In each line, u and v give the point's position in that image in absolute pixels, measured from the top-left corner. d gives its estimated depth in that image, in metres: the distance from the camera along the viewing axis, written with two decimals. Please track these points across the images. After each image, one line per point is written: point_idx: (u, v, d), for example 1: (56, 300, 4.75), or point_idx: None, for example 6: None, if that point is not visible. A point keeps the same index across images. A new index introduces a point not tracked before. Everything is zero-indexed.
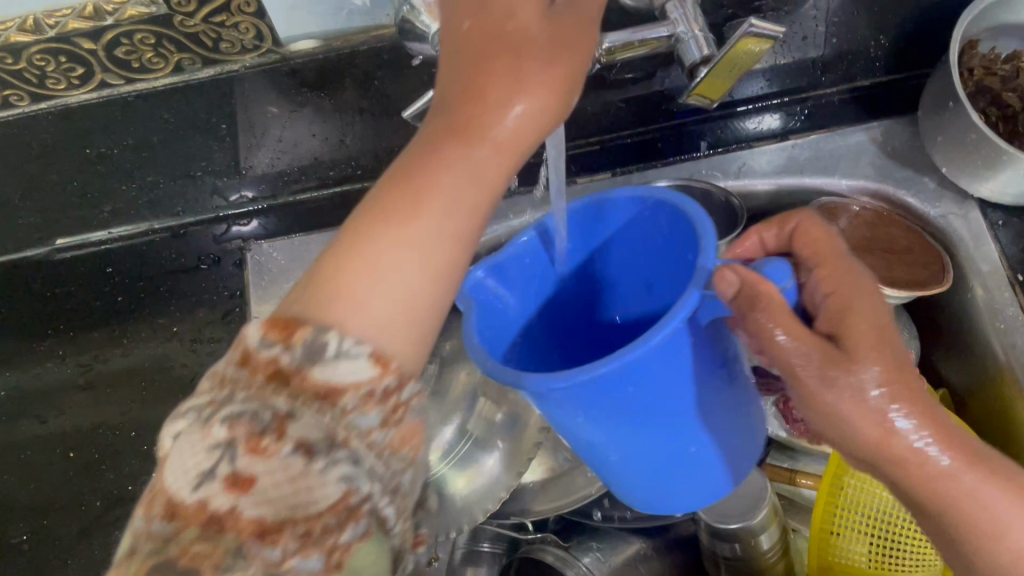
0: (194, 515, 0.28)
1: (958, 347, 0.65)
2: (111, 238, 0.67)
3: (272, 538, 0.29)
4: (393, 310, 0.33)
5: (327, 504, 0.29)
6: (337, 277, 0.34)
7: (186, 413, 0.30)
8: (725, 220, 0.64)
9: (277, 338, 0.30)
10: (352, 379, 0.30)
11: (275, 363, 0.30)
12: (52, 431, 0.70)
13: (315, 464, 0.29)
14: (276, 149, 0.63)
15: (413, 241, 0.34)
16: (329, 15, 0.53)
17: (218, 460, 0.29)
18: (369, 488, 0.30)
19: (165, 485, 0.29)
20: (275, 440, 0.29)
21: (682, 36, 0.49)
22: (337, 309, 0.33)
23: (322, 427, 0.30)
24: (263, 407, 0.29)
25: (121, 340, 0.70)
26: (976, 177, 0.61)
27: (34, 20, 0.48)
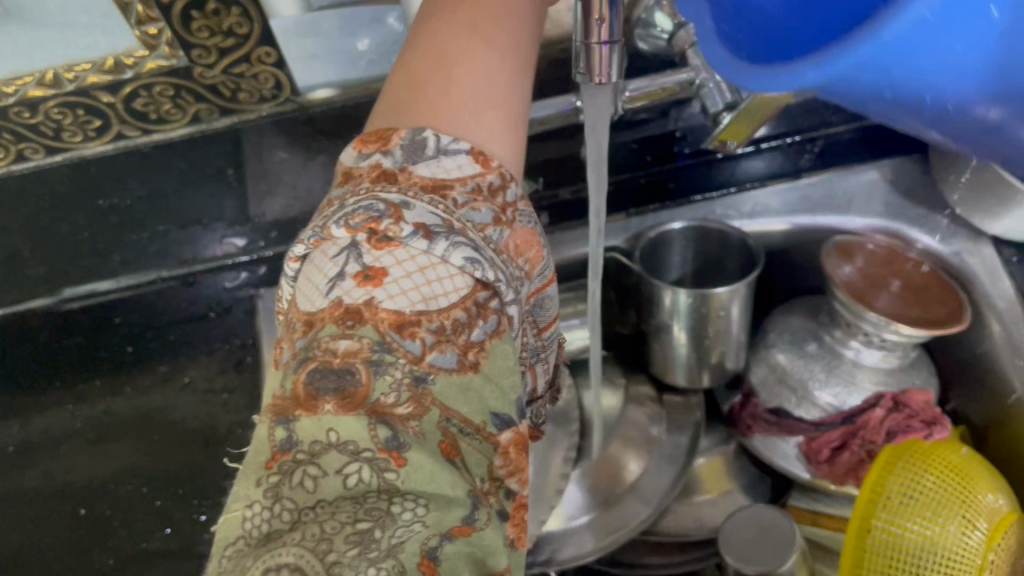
0: (330, 311, 0.31)
1: (972, 384, 0.65)
2: (116, 288, 0.65)
3: (409, 331, 0.31)
4: (493, 117, 0.36)
5: (456, 296, 0.32)
6: (418, 76, 0.37)
7: (308, 236, 0.33)
8: (742, 261, 0.64)
9: (375, 148, 0.35)
10: (457, 174, 0.35)
11: (381, 167, 0.34)
12: (59, 486, 0.63)
13: (437, 246, 0.32)
14: (290, 196, 0.63)
15: (484, 50, 0.37)
16: (346, 62, 0.53)
17: (347, 262, 0.32)
18: (493, 277, 0.33)
19: (303, 309, 0.32)
20: (396, 224, 0.32)
21: (704, 83, 0.49)
22: (429, 107, 0.36)
23: (439, 214, 0.33)
24: (376, 202, 0.33)
25: (127, 390, 0.68)
26: (989, 214, 0.62)
27: (54, 73, 0.48)
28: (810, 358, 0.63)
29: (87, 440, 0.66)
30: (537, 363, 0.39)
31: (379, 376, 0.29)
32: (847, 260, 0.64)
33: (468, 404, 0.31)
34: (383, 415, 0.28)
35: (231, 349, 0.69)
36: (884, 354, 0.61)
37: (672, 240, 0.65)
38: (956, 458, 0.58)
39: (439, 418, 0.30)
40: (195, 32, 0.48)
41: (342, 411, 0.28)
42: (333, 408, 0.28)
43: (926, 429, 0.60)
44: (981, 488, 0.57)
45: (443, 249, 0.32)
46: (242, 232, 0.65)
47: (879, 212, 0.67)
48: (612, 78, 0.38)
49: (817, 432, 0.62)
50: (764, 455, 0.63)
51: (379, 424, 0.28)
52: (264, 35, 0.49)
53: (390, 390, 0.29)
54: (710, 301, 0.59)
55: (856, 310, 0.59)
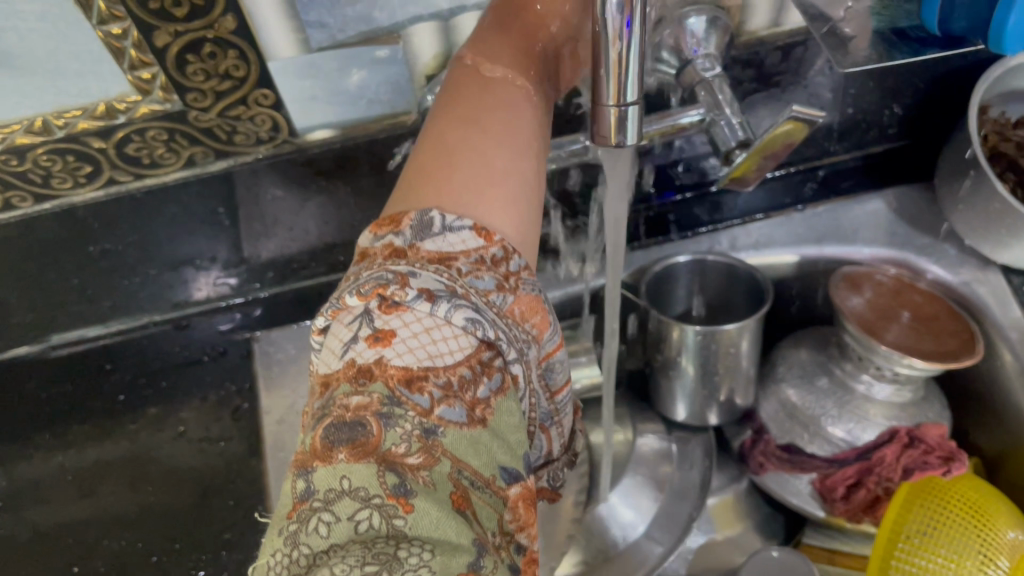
0: (345, 371, 0.30)
1: (986, 414, 0.64)
2: (106, 333, 0.64)
3: (418, 385, 0.29)
4: (499, 192, 0.35)
5: (460, 356, 0.30)
6: (427, 162, 0.35)
7: (326, 308, 0.32)
8: (753, 295, 0.62)
9: (387, 230, 0.33)
10: (461, 248, 0.33)
11: (392, 246, 0.33)
12: (40, 535, 0.59)
13: (440, 308, 0.30)
14: (287, 237, 0.61)
15: (486, 135, 0.36)
16: (346, 103, 0.52)
17: (359, 327, 0.31)
18: (495, 336, 0.31)
19: (321, 373, 0.31)
20: (401, 289, 0.30)
21: (716, 119, 0.48)
22: (439, 188, 0.34)
23: (443, 280, 0.31)
24: (385, 271, 0.31)
25: (113, 434, 0.64)
26: (998, 243, 0.61)
27: (43, 121, 0.47)
28: (821, 394, 0.62)
29: (77, 491, 0.61)
30: (551, 426, 0.38)
31: (389, 428, 0.28)
32: (856, 292, 0.63)
33: (478, 459, 0.29)
34: (392, 464, 0.27)
35: (228, 395, 0.65)
36: (895, 388, 0.60)
37: (677, 274, 0.63)
38: (978, 496, 0.57)
39: (449, 468, 0.28)
40: (190, 76, 0.47)
41: (354, 458, 0.27)
42: (345, 456, 0.27)
43: (944, 466, 0.59)
44: (998, 524, 0.56)
45: (445, 310, 0.30)
46: (237, 274, 0.63)
47: (884, 241, 0.66)
48: (631, 141, 0.36)
49: (831, 469, 0.60)
50: (777, 493, 0.62)
51: (387, 471, 0.27)
52: (262, 77, 0.48)
53: (401, 440, 0.28)
54: (720, 338, 0.58)
55: (868, 344, 0.58)
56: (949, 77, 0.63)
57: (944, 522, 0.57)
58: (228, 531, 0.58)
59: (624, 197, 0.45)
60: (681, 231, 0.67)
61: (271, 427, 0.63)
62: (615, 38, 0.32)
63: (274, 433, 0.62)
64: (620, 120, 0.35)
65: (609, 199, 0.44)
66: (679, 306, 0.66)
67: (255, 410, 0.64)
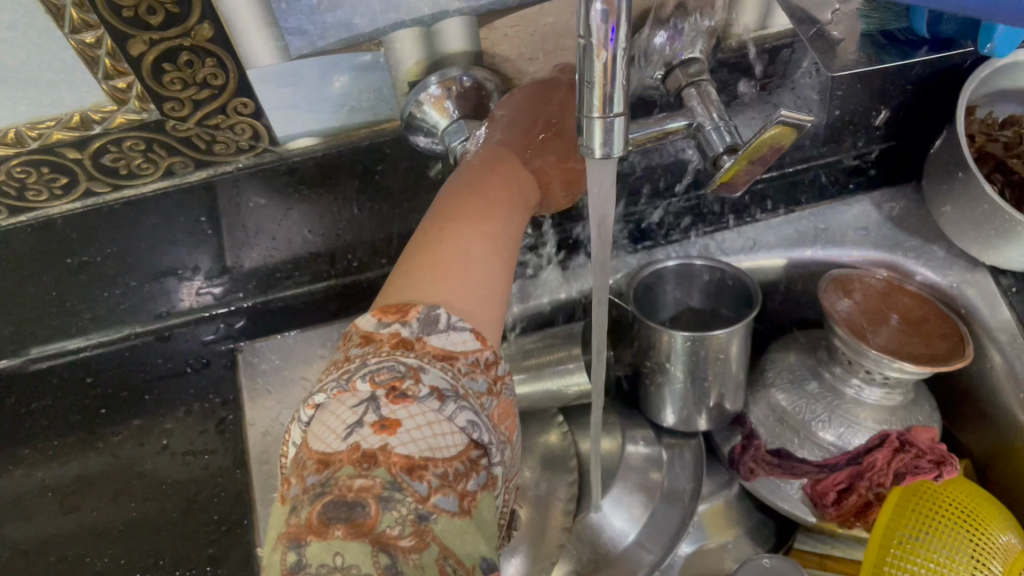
0: (347, 454, 0.30)
1: (977, 417, 0.64)
2: (87, 346, 0.63)
3: (418, 473, 0.30)
4: (486, 299, 0.38)
5: (454, 451, 0.31)
6: (435, 261, 0.38)
7: (328, 386, 0.33)
8: (741, 300, 0.62)
9: (394, 318, 0.35)
10: (462, 348, 0.34)
11: (398, 335, 0.34)
12: (19, 545, 0.57)
13: (446, 408, 0.32)
14: (270, 247, 0.60)
15: (477, 247, 0.40)
16: (327, 110, 0.51)
17: (364, 412, 0.31)
18: (487, 438, 0.33)
19: (315, 449, 0.31)
20: (415, 384, 0.32)
21: (702, 124, 0.47)
22: (446, 285, 0.37)
23: (449, 378, 0.33)
24: (397, 362, 0.32)
25: (96, 443, 0.63)
26: (987, 245, 0.60)
27: (16, 132, 0.46)
28: (811, 398, 0.61)
29: (57, 500, 0.60)
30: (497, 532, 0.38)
31: (388, 511, 0.29)
32: (845, 295, 0.63)
33: (462, 547, 0.30)
34: (386, 545, 0.28)
35: (212, 408, 0.64)
36: (885, 392, 0.60)
37: (664, 279, 0.63)
38: (972, 501, 0.57)
39: (438, 554, 0.29)
40: (167, 85, 0.46)
41: (349, 536, 0.28)
42: (342, 534, 0.28)
43: (935, 470, 0.57)
44: (991, 527, 0.56)
45: (451, 410, 0.32)
46: (221, 284, 0.62)
47: (871, 244, 0.66)
48: (617, 152, 0.36)
49: (822, 474, 0.60)
50: (766, 497, 0.62)
51: (381, 551, 0.28)
52: (241, 86, 0.47)
53: (396, 523, 0.29)
54: (708, 344, 0.57)
55: (858, 348, 0.58)
56: (936, 78, 0.63)
57: (935, 529, 0.56)
58: (213, 546, 0.56)
59: (608, 207, 0.44)
60: (668, 238, 0.66)
61: (255, 440, 0.61)
62: (600, 47, 0.31)
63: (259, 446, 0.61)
64: (605, 133, 0.34)
65: (593, 209, 0.43)
66: (667, 312, 0.66)
67: (241, 423, 0.62)
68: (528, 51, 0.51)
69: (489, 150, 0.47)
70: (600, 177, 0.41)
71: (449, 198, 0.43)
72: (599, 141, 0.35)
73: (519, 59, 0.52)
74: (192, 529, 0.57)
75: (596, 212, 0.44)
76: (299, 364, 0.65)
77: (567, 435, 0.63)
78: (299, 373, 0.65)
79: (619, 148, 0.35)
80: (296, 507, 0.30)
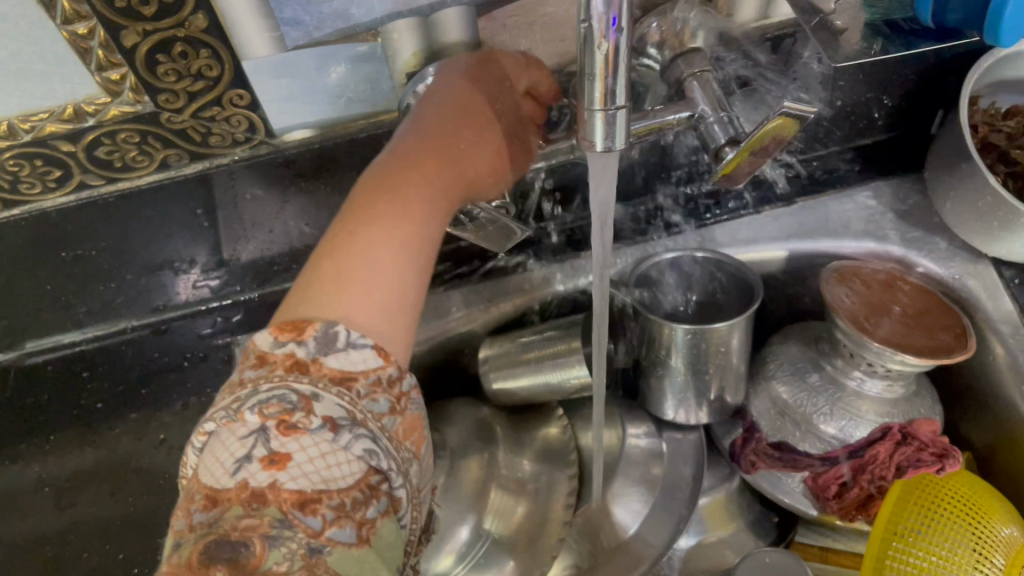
0: (236, 493, 0.31)
1: (979, 409, 0.63)
2: (83, 339, 0.62)
3: (311, 507, 0.31)
4: (393, 308, 0.38)
5: (351, 479, 0.32)
6: (336, 269, 0.38)
7: (218, 415, 0.33)
8: (742, 291, 0.61)
9: (290, 337, 0.35)
10: (362, 367, 0.35)
11: (294, 356, 0.34)
12: (17, 542, 0.58)
13: (341, 438, 0.33)
14: (267, 239, 0.60)
15: (389, 254, 0.40)
16: (325, 102, 0.50)
17: (254, 445, 0.32)
18: (386, 465, 0.34)
19: (203, 483, 0.32)
20: (305, 416, 0.33)
21: (705, 116, 0.46)
22: (347, 297, 0.37)
23: (344, 404, 0.34)
24: (289, 391, 0.33)
25: (88, 437, 0.63)
26: (990, 236, 0.60)
27: (9, 124, 0.46)
28: (813, 390, 0.61)
29: (51, 497, 0.61)
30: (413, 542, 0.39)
31: (275, 548, 0.30)
32: (847, 287, 0.62)
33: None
34: None
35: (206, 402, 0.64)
36: (887, 383, 0.59)
37: (663, 270, 0.63)
38: (974, 493, 0.56)
39: None
40: (161, 76, 0.45)
41: None
42: (226, 573, 0.28)
43: (937, 462, 0.57)
44: (993, 520, 0.55)
45: (346, 440, 0.33)
46: (218, 277, 0.62)
47: (874, 235, 0.65)
48: (620, 144, 0.35)
49: (824, 467, 0.60)
50: (768, 491, 0.62)
51: None
52: (236, 77, 0.46)
53: (284, 559, 0.30)
54: (709, 337, 0.57)
55: (860, 341, 0.57)
56: (939, 67, 0.62)
57: (939, 523, 0.56)
58: None
59: (609, 201, 0.43)
60: (669, 228, 0.66)
61: None
62: (601, 38, 0.30)
63: None
64: (607, 126, 0.34)
65: (594, 202, 0.43)
66: (667, 304, 0.65)
67: None
68: (527, 41, 0.51)
69: (412, 141, 0.46)
70: (602, 171, 0.41)
71: (364, 193, 0.43)
72: (601, 135, 0.34)
73: (518, 49, 0.51)
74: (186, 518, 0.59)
75: (598, 206, 0.43)
76: None
77: (566, 428, 0.63)
78: None
79: (621, 140, 0.35)
80: (181, 541, 0.30)
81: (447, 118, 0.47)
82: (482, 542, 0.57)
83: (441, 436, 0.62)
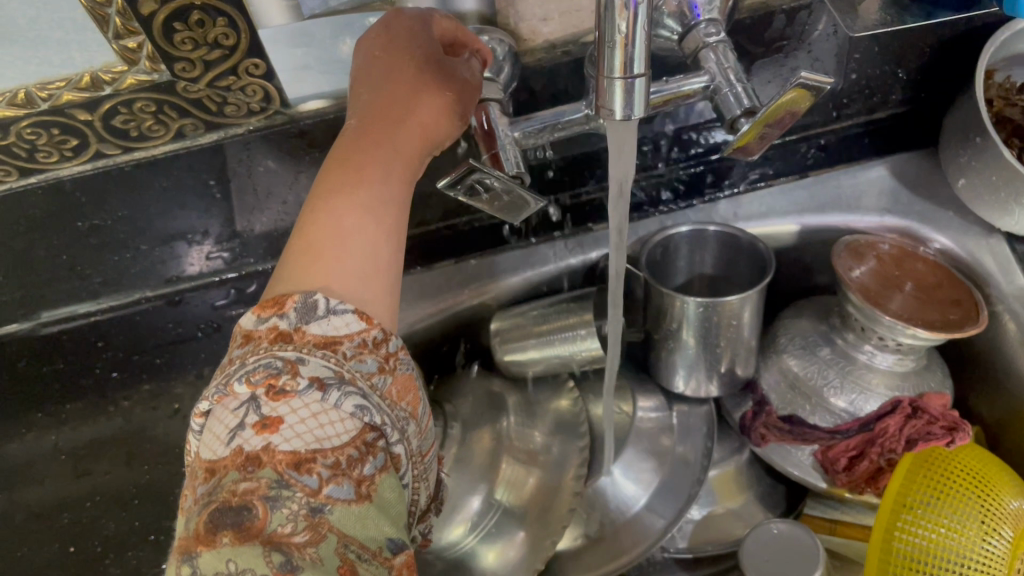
0: (232, 460, 0.31)
1: (988, 383, 0.64)
2: (99, 310, 0.62)
3: (306, 467, 0.31)
4: (369, 272, 0.38)
5: (346, 437, 0.33)
6: (311, 240, 0.38)
7: (210, 393, 0.34)
8: (755, 265, 0.61)
9: (272, 312, 0.35)
10: (345, 331, 0.35)
11: (277, 328, 0.35)
12: (37, 513, 0.59)
13: (330, 397, 0.33)
14: (280, 210, 0.60)
15: (364, 215, 0.39)
16: (338, 71, 0.50)
17: (246, 414, 0.32)
18: (379, 420, 0.34)
19: (204, 458, 0.32)
20: (292, 378, 0.33)
21: (720, 87, 0.47)
22: (318, 274, 0.37)
23: (331, 366, 0.34)
24: (274, 358, 0.33)
25: (103, 407, 0.64)
26: (1002, 210, 0.60)
27: (26, 93, 0.45)
28: (823, 363, 0.61)
29: (70, 467, 0.62)
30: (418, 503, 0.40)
31: (276, 509, 0.30)
32: (859, 261, 0.62)
33: (363, 532, 0.32)
34: (279, 543, 0.29)
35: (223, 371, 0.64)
36: (898, 357, 0.60)
37: (676, 244, 0.63)
38: (984, 468, 0.57)
39: (336, 544, 0.30)
40: (178, 45, 0.45)
41: (238, 540, 0.29)
42: (230, 539, 0.29)
43: (947, 435, 0.58)
44: (1002, 495, 0.56)
45: (335, 398, 0.33)
46: (231, 248, 0.62)
47: (885, 209, 0.65)
48: (638, 113, 0.35)
49: (833, 441, 0.60)
50: (778, 465, 0.62)
51: (274, 550, 0.29)
52: (252, 45, 0.47)
53: (287, 520, 0.30)
54: (721, 310, 0.57)
55: (872, 315, 0.58)
56: (955, 41, 0.62)
57: (951, 497, 0.56)
58: None
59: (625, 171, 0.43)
60: (683, 201, 0.65)
61: None
62: (621, 7, 0.30)
63: None
64: (626, 96, 0.34)
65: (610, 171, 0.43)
66: (679, 278, 0.65)
67: None
68: (542, 11, 0.50)
69: (369, 104, 0.44)
70: (621, 136, 0.41)
71: (329, 165, 0.41)
72: (619, 105, 0.35)
73: (532, 20, 0.51)
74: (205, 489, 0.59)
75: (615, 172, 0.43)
76: None
77: (577, 401, 0.64)
78: None
79: (639, 110, 0.35)
80: (186, 512, 0.31)
81: (395, 73, 0.44)
82: (490, 516, 0.57)
83: (453, 408, 0.62)
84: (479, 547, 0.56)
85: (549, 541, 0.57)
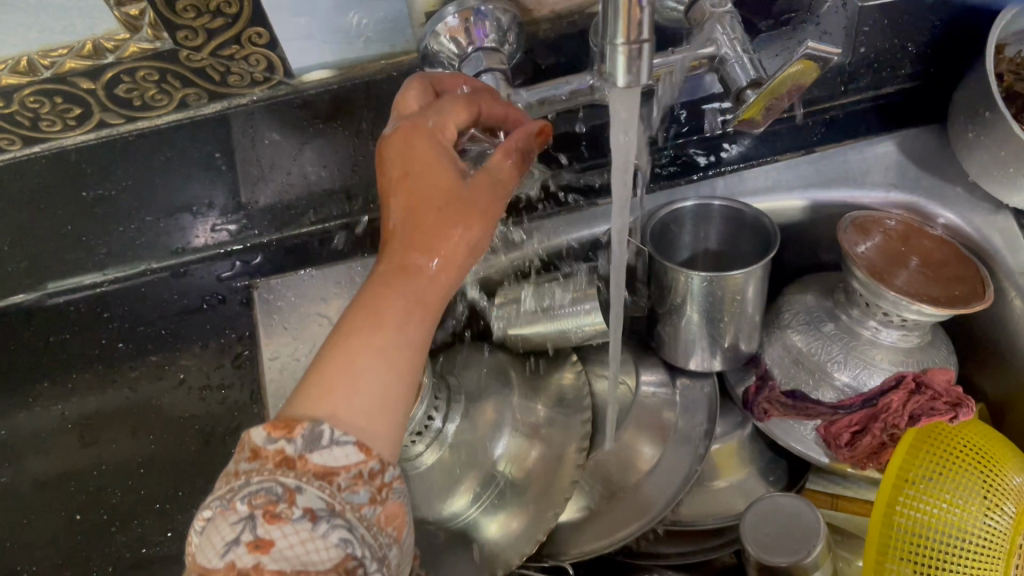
0: (224, 573, 0.32)
1: (993, 359, 0.64)
2: (105, 280, 0.62)
3: None
4: (378, 398, 0.38)
5: (332, 562, 0.33)
6: (325, 370, 0.38)
7: (213, 503, 0.34)
8: (760, 240, 0.61)
9: (280, 433, 0.35)
10: (344, 462, 0.35)
11: (283, 452, 0.35)
12: (46, 485, 0.60)
13: (319, 527, 0.33)
14: (285, 182, 0.60)
15: (382, 351, 0.39)
16: (342, 41, 0.50)
17: (242, 530, 0.33)
18: (363, 552, 0.34)
19: (198, 563, 0.33)
20: (288, 506, 0.33)
21: (727, 57, 0.46)
22: (330, 401, 0.37)
23: (325, 497, 0.34)
24: (274, 484, 0.34)
25: (113, 381, 0.63)
26: (1011, 186, 0.59)
27: (29, 60, 0.45)
28: (827, 338, 0.61)
29: (78, 439, 0.62)
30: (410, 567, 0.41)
31: None
32: (865, 237, 0.62)
33: None
34: None
35: (229, 343, 0.63)
36: (902, 333, 0.60)
37: (681, 218, 0.62)
38: (987, 443, 0.57)
39: None
40: (180, 13, 0.45)
41: None
42: None
43: (952, 411, 0.57)
44: (1005, 470, 0.56)
45: (324, 529, 0.33)
46: (237, 220, 0.62)
47: (893, 185, 0.65)
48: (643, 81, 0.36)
49: (835, 416, 0.60)
50: (780, 438, 0.62)
51: None
52: (254, 15, 0.46)
53: None
54: (726, 284, 0.57)
55: (877, 290, 0.58)
56: (965, 13, 0.61)
57: (953, 471, 0.56)
58: None
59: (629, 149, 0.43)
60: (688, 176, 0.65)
61: (272, 373, 0.60)
62: None
63: (274, 382, 0.60)
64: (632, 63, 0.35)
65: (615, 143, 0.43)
66: (684, 253, 0.65)
67: (256, 358, 0.62)
68: None
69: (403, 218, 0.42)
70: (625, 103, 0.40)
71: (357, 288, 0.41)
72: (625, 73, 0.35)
73: None
74: (210, 461, 0.59)
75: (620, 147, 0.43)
76: (310, 301, 0.63)
77: (581, 373, 0.64)
78: (315, 307, 0.62)
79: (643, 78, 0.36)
80: None
81: (421, 191, 0.42)
82: (496, 483, 0.59)
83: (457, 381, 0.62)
84: (480, 518, 0.58)
85: (550, 515, 0.58)
